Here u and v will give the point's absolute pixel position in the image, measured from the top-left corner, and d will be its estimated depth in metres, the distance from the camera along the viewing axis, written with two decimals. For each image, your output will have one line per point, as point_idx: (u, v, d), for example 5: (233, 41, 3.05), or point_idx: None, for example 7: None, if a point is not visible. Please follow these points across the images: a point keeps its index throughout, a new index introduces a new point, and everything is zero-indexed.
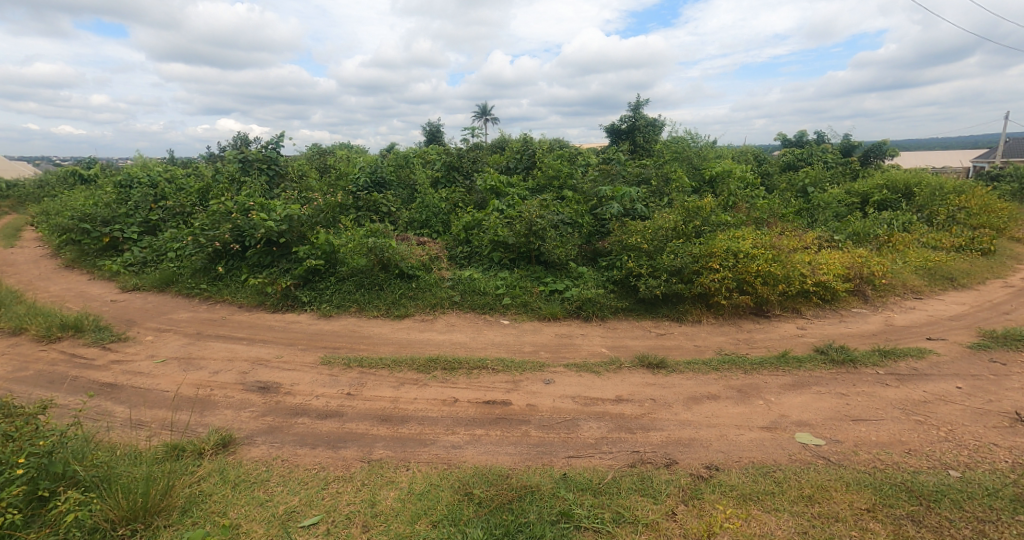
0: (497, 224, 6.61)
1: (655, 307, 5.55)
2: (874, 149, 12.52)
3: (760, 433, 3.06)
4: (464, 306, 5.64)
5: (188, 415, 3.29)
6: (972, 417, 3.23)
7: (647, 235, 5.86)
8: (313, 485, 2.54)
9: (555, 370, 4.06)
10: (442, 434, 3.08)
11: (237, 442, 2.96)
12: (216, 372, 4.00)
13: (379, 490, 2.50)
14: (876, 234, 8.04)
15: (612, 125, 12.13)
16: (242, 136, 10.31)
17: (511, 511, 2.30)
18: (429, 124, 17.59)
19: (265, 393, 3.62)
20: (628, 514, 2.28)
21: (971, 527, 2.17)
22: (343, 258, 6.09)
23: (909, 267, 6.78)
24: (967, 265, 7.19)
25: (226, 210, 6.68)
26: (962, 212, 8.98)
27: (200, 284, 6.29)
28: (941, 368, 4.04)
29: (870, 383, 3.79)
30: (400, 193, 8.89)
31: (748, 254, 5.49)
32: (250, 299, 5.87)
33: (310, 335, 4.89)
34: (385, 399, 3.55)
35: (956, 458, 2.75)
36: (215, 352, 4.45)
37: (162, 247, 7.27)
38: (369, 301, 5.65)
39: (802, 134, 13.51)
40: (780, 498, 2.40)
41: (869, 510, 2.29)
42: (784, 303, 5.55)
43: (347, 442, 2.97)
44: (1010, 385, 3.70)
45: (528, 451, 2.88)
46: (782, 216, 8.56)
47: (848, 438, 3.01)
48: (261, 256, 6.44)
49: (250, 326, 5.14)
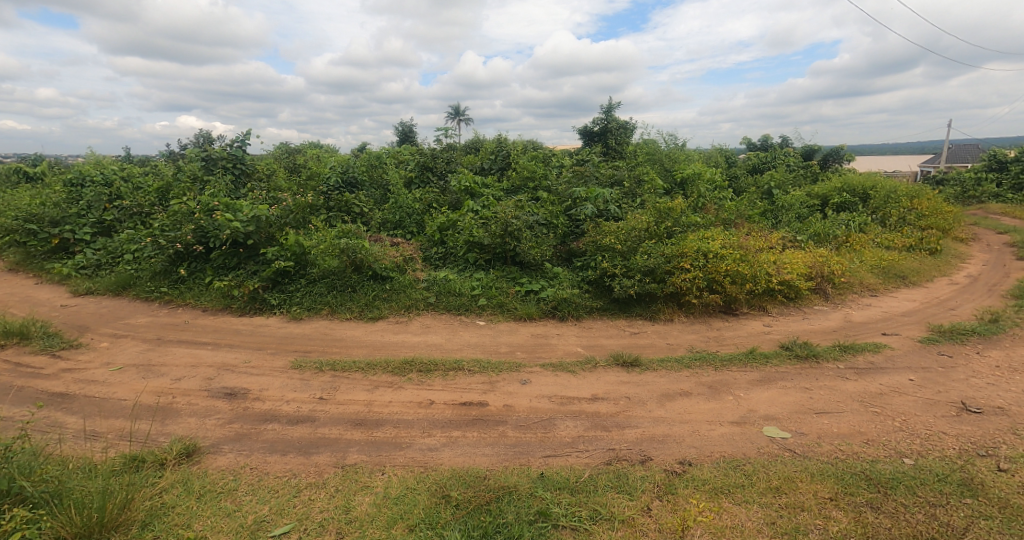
0: (472, 225, 6.62)
1: (629, 307, 5.64)
2: (833, 153, 13.17)
3: (730, 428, 3.15)
4: (439, 307, 5.59)
5: (147, 424, 3.14)
6: (924, 408, 3.41)
7: (620, 236, 5.96)
8: (285, 493, 2.46)
9: (531, 371, 4.07)
10: (418, 437, 3.03)
11: (202, 451, 2.83)
12: (179, 378, 3.82)
13: (354, 496, 2.44)
14: (835, 234, 8.43)
15: (585, 127, 12.33)
16: (205, 134, 9.92)
17: (489, 512, 2.28)
18: (401, 125, 17.50)
19: (232, 400, 3.49)
20: (604, 511, 2.30)
21: (924, 512, 2.28)
22: (314, 259, 5.95)
23: (866, 267, 7.12)
24: (917, 264, 7.62)
25: (188, 210, 6.42)
26: (913, 214, 9.53)
27: (160, 288, 6.00)
28: (894, 362, 4.27)
29: (832, 377, 3.96)
30: (372, 194, 8.75)
31: (718, 255, 5.67)
32: (214, 302, 5.64)
33: (279, 339, 4.74)
34: (358, 402, 3.47)
35: (910, 446, 2.91)
36: (177, 357, 4.25)
37: (118, 249, 6.92)
38: (341, 303, 5.53)
39: (766, 138, 14.09)
40: (749, 490, 2.47)
41: (831, 499, 2.39)
42: (751, 302, 5.73)
43: (319, 448, 2.89)
44: (957, 377, 3.94)
45: (505, 452, 2.87)
46: (748, 217, 8.85)
47: (812, 431, 3.13)
48: (227, 258, 6.23)
49: (215, 331, 4.95)
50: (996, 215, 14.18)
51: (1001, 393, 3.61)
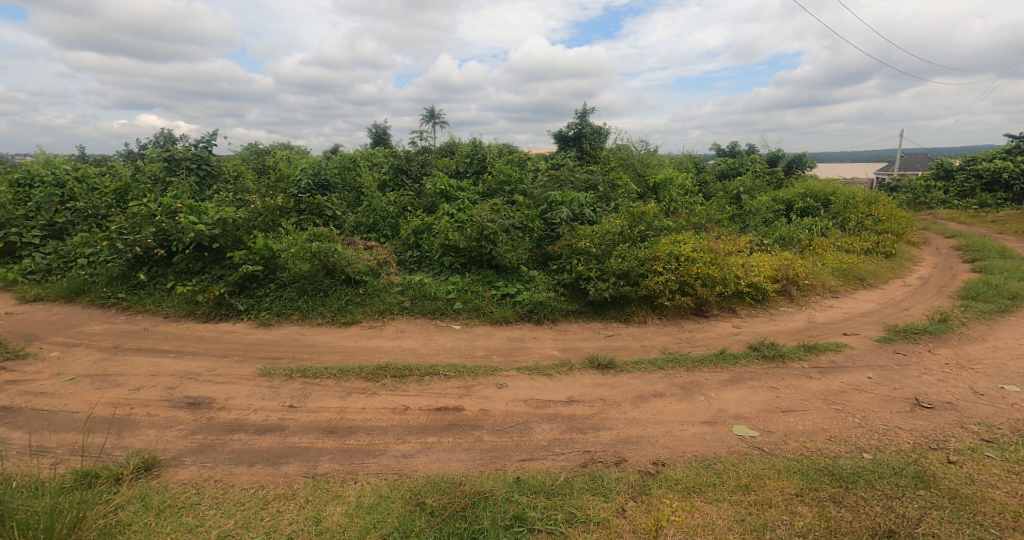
0: (448, 228, 6.58)
1: (604, 309, 5.70)
2: (796, 160, 13.74)
3: (702, 428, 3.22)
4: (414, 311, 5.51)
5: (102, 438, 2.97)
6: (881, 405, 3.57)
7: (595, 239, 6.03)
8: (251, 505, 2.36)
9: (508, 374, 4.05)
10: (393, 444, 2.97)
11: (161, 464, 2.70)
12: (137, 388, 3.64)
13: (325, 506, 2.37)
14: (799, 238, 8.77)
15: (560, 132, 12.46)
16: (168, 134, 9.54)
17: (464, 518, 2.25)
18: (375, 126, 17.35)
19: (195, 409, 3.34)
20: (580, 514, 2.30)
21: (881, 504, 2.38)
22: (285, 263, 5.80)
23: (828, 269, 7.44)
24: (874, 267, 8.00)
25: (148, 212, 6.13)
26: (870, 219, 10.00)
27: (118, 293, 5.71)
28: (854, 361, 4.45)
29: (797, 376, 4.09)
30: (345, 197, 8.58)
31: (689, 258, 5.81)
32: (177, 308, 5.41)
33: (246, 345, 4.58)
34: (330, 410, 3.38)
35: (869, 442, 3.03)
36: (136, 367, 4.05)
37: (71, 253, 6.56)
38: (313, 308, 5.39)
39: (733, 145, 14.58)
40: (720, 488, 2.52)
41: (797, 495, 2.46)
42: (721, 304, 5.89)
43: (288, 458, 2.79)
44: (911, 374, 4.14)
45: (481, 457, 2.85)
46: (717, 222, 9.10)
47: (779, 429, 3.23)
48: (191, 262, 5.98)
49: (177, 338, 4.74)
50: (945, 220, 15.05)
51: (950, 389, 3.81)
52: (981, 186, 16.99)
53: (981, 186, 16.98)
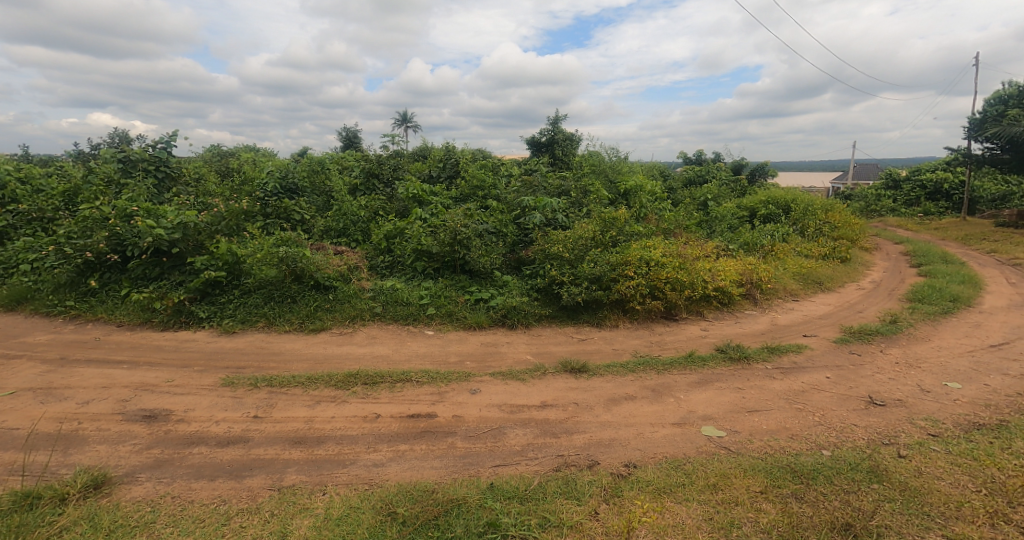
0: (420, 233, 6.54)
1: (576, 313, 5.76)
2: (759, 169, 14.34)
3: (672, 430, 3.28)
4: (386, 317, 5.42)
5: (45, 455, 2.77)
6: (839, 403, 3.74)
7: (568, 244, 6.10)
8: (212, 522, 2.25)
9: (481, 380, 4.02)
10: (363, 453, 2.89)
11: (113, 482, 2.54)
12: (87, 402, 3.42)
13: (291, 520, 2.28)
14: (762, 243, 9.11)
15: (533, 138, 12.59)
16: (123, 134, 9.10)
17: (437, 527, 2.22)
18: (346, 130, 17.10)
19: (151, 423, 3.17)
20: (553, 518, 2.30)
21: (839, 498, 2.48)
22: (249, 269, 5.62)
23: (789, 273, 7.76)
24: (831, 271, 8.40)
25: (101, 215, 5.82)
26: (827, 226, 10.49)
27: (66, 302, 5.38)
28: (814, 361, 4.64)
29: (761, 377, 4.24)
30: (314, 201, 8.40)
31: (659, 263, 5.96)
32: (132, 316, 5.14)
33: (208, 354, 4.39)
34: (298, 419, 3.27)
35: (828, 439, 3.16)
36: (86, 379, 3.81)
37: (13, 259, 6.13)
38: (280, 315, 5.22)
39: (700, 153, 15.08)
40: (690, 488, 2.57)
41: (762, 492, 2.54)
42: (690, 307, 6.04)
43: (252, 470, 2.68)
44: (865, 373, 4.36)
45: (454, 464, 2.81)
46: (685, 227, 9.35)
47: (745, 428, 3.33)
48: (147, 268, 5.70)
49: (132, 348, 4.49)
50: (894, 227, 15.99)
51: (900, 387, 4.03)
52: (925, 195, 18.16)
53: (925, 195, 18.16)
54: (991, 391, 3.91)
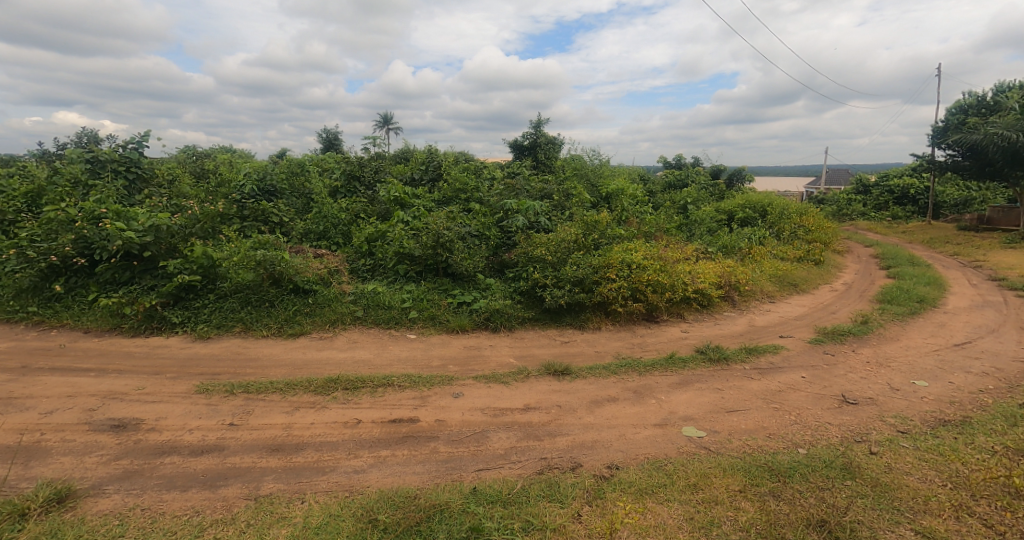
0: (402, 236, 6.50)
1: (559, 316, 5.77)
2: (736, 174, 14.68)
3: (653, 431, 3.31)
4: (367, 321, 5.35)
5: (5, 469, 2.64)
6: (814, 402, 3.83)
7: (551, 247, 6.11)
8: (184, 534, 2.18)
9: (464, 384, 4.00)
10: (343, 460, 2.84)
11: (78, 495, 2.44)
12: (50, 412, 3.28)
13: (268, 529, 2.23)
14: (740, 246, 9.30)
15: (515, 141, 12.63)
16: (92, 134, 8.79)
17: (419, 533, 2.19)
18: (326, 132, 16.88)
19: (120, 432, 3.06)
20: (536, 521, 2.29)
21: (814, 495, 2.54)
22: (225, 273, 5.49)
23: (765, 275, 7.94)
24: (806, 273, 8.63)
25: (67, 218, 5.59)
26: (801, 229, 10.78)
27: (28, 308, 5.15)
28: (790, 361, 4.76)
29: (740, 378, 4.31)
30: (293, 203, 8.25)
31: (640, 265, 6.03)
32: (100, 322, 4.95)
33: (181, 361, 4.25)
34: (276, 426, 3.20)
35: (804, 437, 3.24)
36: (50, 387, 3.65)
37: None
38: (257, 319, 5.10)
39: (679, 158, 15.36)
40: (671, 489, 2.60)
41: (740, 491, 2.58)
42: (671, 309, 6.12)
43: (227, 480, 2.60)
44: (839, 372, 4.48)
45: (437, 469, 2.78)
46: (666, 230, 9.49)
47: (724, 428, 3.39)
48: (117, 271, 5.50)
49: (101, 354, 4.33)
50: (863, 231, 16.54)
51: (871, 385, 4.16)
52: (893, 200, 18.84)
53: (893, 200, 18.84)
54: (956, 388, 4.07)
